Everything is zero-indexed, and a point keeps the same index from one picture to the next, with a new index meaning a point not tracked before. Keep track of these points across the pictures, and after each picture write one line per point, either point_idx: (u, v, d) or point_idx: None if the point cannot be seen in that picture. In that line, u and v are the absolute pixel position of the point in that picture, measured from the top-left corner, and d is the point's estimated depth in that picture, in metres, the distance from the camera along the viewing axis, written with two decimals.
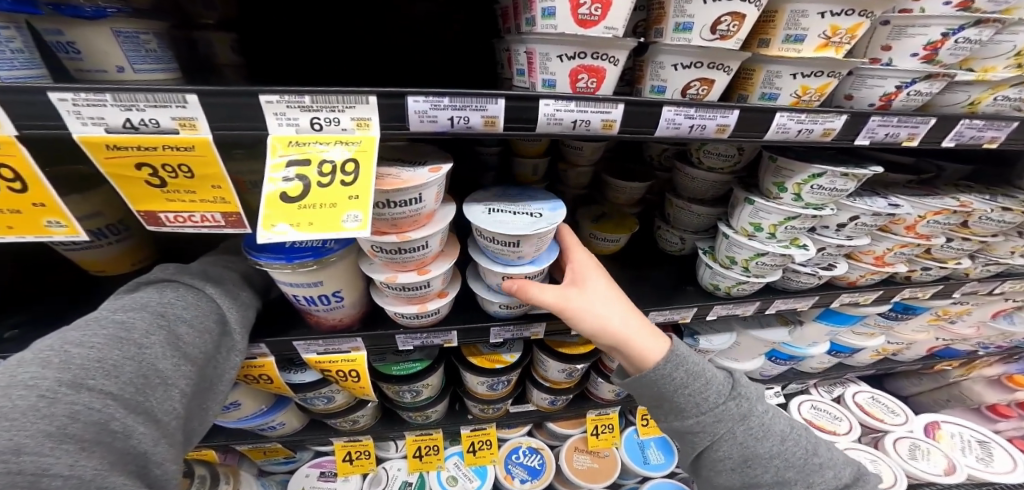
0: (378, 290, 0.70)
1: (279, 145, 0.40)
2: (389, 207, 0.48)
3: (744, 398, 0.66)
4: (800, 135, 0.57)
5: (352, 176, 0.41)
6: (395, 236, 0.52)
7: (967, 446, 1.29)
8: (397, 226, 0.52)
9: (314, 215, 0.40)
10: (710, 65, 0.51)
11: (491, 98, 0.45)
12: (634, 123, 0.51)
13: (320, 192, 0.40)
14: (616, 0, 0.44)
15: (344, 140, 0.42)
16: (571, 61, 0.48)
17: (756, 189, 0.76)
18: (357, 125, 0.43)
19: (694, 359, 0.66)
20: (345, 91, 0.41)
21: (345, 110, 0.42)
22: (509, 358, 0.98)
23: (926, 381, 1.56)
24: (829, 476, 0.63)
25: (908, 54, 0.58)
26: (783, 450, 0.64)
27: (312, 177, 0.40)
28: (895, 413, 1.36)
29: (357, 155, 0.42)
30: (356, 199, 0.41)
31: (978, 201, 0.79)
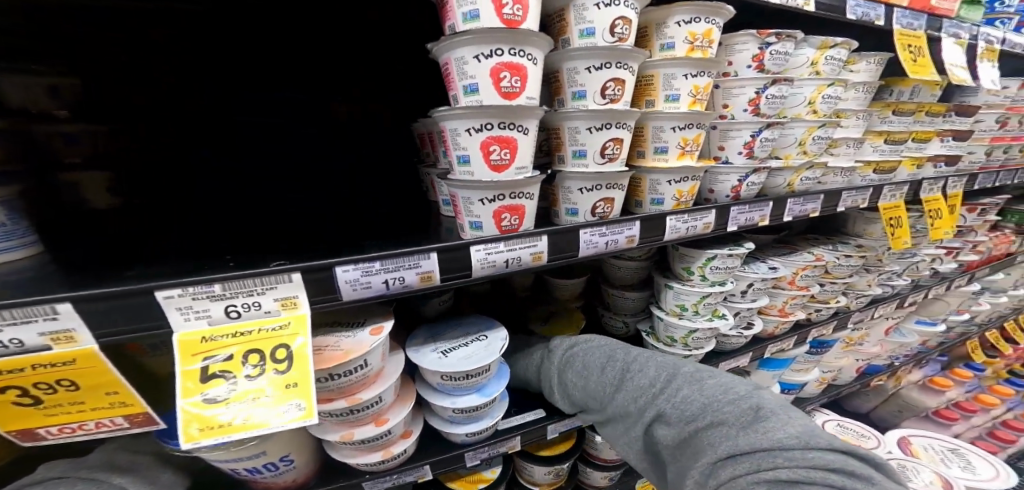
0: (332, 445, 0.61)
1: (194, 343, 0.38)
2: (334, 378, 0.47)
3: (622, 356, 0.69)
4: (689, 231, 0.68)
5: (284, 361, 0.40)
6: (344, 400, 0.49)
7: (946, 457, 1.33)
8: (344, 390, 0.50)
9: (245, 411, 0.37)
10: (608, 186, 0.59)
11: (423, 254, 0.47)
12: (558, 251, 0.57)
13: (250, 387, 0.38)
14: (520, 143, 0.50)
15: (269, 323, 0.41)
16: (492, 203, 0.51)
17: (672, 273, 0.87)
18: (281, 305, 0.41)
19: (522, 344, 0.85)
20: (263, 275, 0.40)
21: (266, 292, 0.40)
22: (491, 474, 0.87)
23: (874, 397, 1.78)
24: (700, 408, 0.54)
25: (737, 153, 0.71)
26: (674, 390, 0.59)
27: (236, 372, 0.39)
28: (866, 436, 1.38)
29: (286, 339, 0.40)
30: (294, 385, 0.39)
31: (827, 253, 0.97)
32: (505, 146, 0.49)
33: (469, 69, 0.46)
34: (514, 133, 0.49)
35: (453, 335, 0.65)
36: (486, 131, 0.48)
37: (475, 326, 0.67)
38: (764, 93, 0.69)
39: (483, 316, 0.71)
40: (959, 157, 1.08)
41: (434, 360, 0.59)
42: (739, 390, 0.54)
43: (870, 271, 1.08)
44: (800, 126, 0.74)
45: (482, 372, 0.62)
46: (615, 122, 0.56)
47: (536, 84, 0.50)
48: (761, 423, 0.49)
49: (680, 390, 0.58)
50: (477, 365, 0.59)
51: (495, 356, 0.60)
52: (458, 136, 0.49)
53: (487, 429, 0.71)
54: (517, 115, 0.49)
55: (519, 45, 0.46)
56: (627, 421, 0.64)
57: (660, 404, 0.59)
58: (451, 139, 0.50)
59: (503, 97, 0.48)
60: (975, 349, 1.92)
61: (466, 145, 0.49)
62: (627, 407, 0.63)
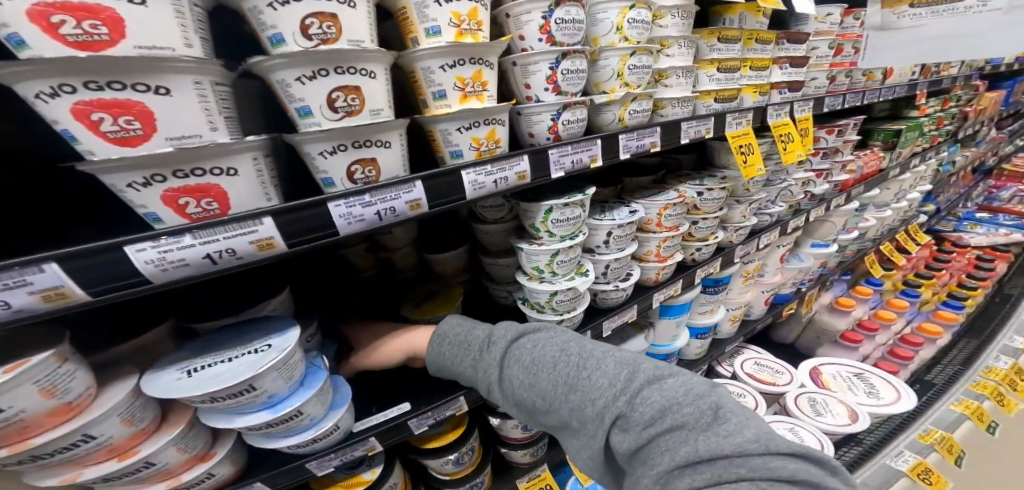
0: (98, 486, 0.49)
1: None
2: None
3: (572, 347, 0.57)
4: (500, 184, 0.58)
5: None
6: (2, 452, 0.37)
7: (853, 385, 1.34)
8: (5, 437, 0.37)
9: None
10: (356, 145, 0.47)
11: (21, 266, 0.31)
12: (299, 232, 0.43)
13: None
14: (160, 109, 0.34)
15: None
16: (153, 187, 0.36)
17: (526, 235, 0.78)
18: None
19: (455, 331, 0.67)
20: None
21: None
22: (370, 476, 0.74)
23: (795, 326, 1.84)
24: (660, 413, 0.48)
25: (543, 90, 0.63)
26: (632, 391, 0.50)
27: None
28: (779, 372, 1.40)
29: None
30: None
31: (690, 189, 0.93)
32: (123, 113, 0.32)
33: None
34: (138, 95, 0.32)
35: (225, 348, 0.51)
36: (69, 95, 0.31)
37: (261, 334, 0.54)
38: (552, 19, 0.60)
39: (281, 317, 0.57)
40: (801, 82, 1.08)
41: (171, 384, 0.46)
42: (698, 390, 0.50)
43: (743, 202, 1.07)
44: (614, 55, 0.68)
45: (248, 391, 0.49)
46: (333, 67, 0.43)
47: (166, 26, 0.33)
48: (724, 430, 0.45)
49: (641, 389, 0.50)
50: (229, 384, 0.46)
51: (256, 370, 0.47)
52: (36, 106, 0.32)
53: (319, 437, 0.60)
54: (131, 72, 0.32)
55: None
56: (579, 427, 0.53)
57: (623, 412, 0.50)
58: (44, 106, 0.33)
59: (77, 51, 0.30)
60: (872, 263, 2.04)
61: (58, 116, 0.32)
62: (582, 410, 0.52)
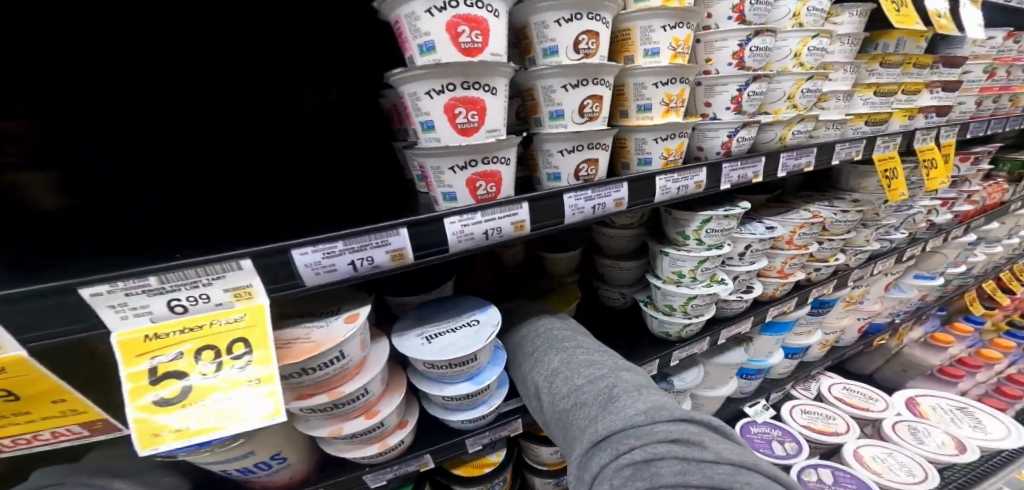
0: (323, 439, 0.55)
1: (136, 345, 0.33)
2: (307, 373, 0.42)
3: (523, 330, 0.67)
4: (681, 191, 0.64)
5: (242, 357, 0.36)
6: (325, 396, 0.45)
7: (956, 417, 1.30)
8: (325, 384, 0.45)
9: (202, 414, 0.34)
10: (590, 146, 0.54)
11: (391, 230, 0.43)
12: (542, 218, 0.52)
13: (207, 386, 0.34)
14: (489, 105, 0.45)
15: (221, 316, 0.36)
16: (464, 171, 0.47)
17: (666, 240, 0.83)
18: (234, 295, 0.36)
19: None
20: (208, 262, 0.35)
21: (213, 282, 0.35)
22: (497, 457, 0.81)
23: (877, 357, 1.77)
24: (572, 383, 0.53)
25: (724, 109, 0.66)
26: (557, 367, 0.57)
27: (191, 371, 0.35)
28: (874, 399, 1.36)
29: (243, 333, 0.36)
30: (255, 382, 0.35)
31: (824, 209, 0.93)
32: (472, 108, 0.44)
33: (422, 25, 0.41)
34: (481, 93, 0.44)
35: (444, 318, 0.60)
36: (449, 92, 0.43)
37: (466, 309, 0.62)
38: (748, 46, 0.64)
39: (474, 297, 0.65)
40: (949, 107, 1.05)
41: (418, 348, 0.54)
42: (602, 370, 0.53)
43: (869, 226, 1.06)
44: (789, 78, 0.70)
45: (470, 360, 0.56)
46: (592, 78, 0.51)
47: (501, 38, 0.45)
48: (616, 404, 0.47)
49: (555, 366, 0.57)
50: (462, 354, 0.54)
51: (485, 341, 0.55)
52: (419, 100, 0.44)
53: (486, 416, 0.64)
54: (482, 73, 0.43)
55: None
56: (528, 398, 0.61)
57: (538, 379, 0.59)
58: (411, 103, 0.45)
59: (463, 55, 0.42)
60: (973, 301, 1.92)
61: (429, 109, 0.44)
62: (516, 371, 0.65)
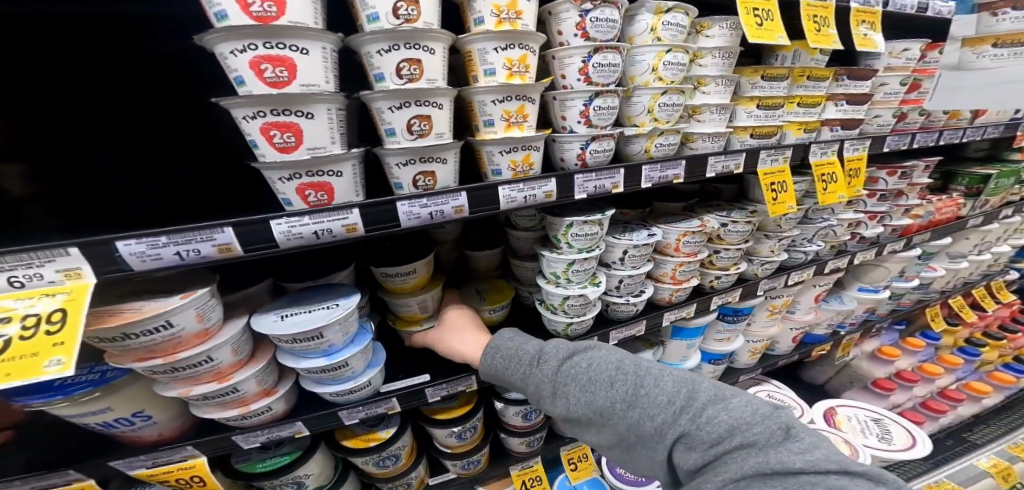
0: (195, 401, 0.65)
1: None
2: (132, 338, 0.52)
3: (634, 371, 0.66)
4: (528, 199, 0.71)
5: (58, 323, 0.43)
6: (162, 359, 0.54)
7: (867, 428, 1.34)
8: (161, 350, 0.55)
9: (12, 369, 0.41)
10: (421, 160, 0.63)
11: (215, 228, 0.51)
12: (374, 222, 0.60)
13: (25, 344, 0.42)
14: (305, 127, 0.53)
15: (52, 291, 0.45)
16: (292, 182, 0.56)
17: (550, 242, 0.90)
18: (66, 275, 0.46)
19: (509, 344, 0.77)
20: (40, 248, 0.44)
21: (47, 264, 0.45)
22: (385, 433, 0.89)
23: (828, 367, 1.83)
24: (740, 424, 0.57)
25: (577, 122, 0.73)
26: (697, 417, 0.59)
27: (14, 331, 0.42)
28: (792, 406, 1.41)
29: (65, 304, 0.44)
30: (61, 344, 0.42)
31: (713, 220, 0.98)
32: (286, 131, 0.52)
33: (231, 63, 0.49)
34: (295, 118, 0.52)
35: (309, 302, 0.69)
36: (261, 118, 0.51)
37: (332, 295, 0.71)
38: (590, 62, 0.70)
39: (347, 285, 0.73)
40: (857, 120, 1.07)
41: (270, 324, 0.64)
42: (754, 421, 0.57)
43: (770, 238, 1.09)
44: (645, 93, 0.76)
45: (317, 337, 0.65)
46: (414, 100, 0.58)
47: (317, 70, 0.52)
48: (797, 448, 0.53)
49: (707, 412, 0.59)
50: (305, 328, 0.62)
51: (328, 321, 0.64)
52: (241, 124, 0.52)
53: (353, 390, 0.74)
54: (294, 102, 0.51)
55: (277, 38, 0.48)
56: (646, 444, 0.62)
57: (683, 427, 0.59)
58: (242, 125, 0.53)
59: (272, 87, 0.50)
60: (934, 316, 1.91)
61: (251, 131, 0.52)
62: (630, 424, 0.63)
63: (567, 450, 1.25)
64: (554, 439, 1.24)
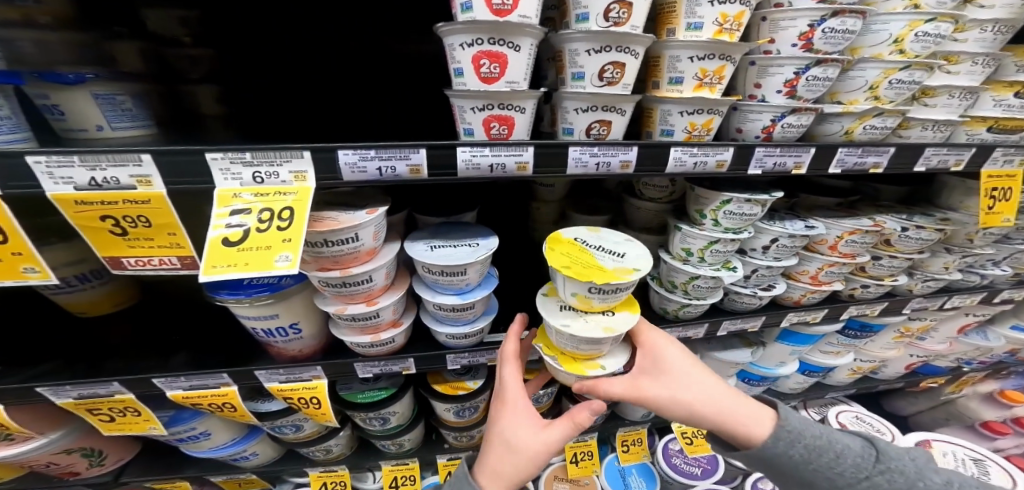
0: (335, 323, 0.73)
1: (227, 197, 0.46)
2: (327, 245, 0.55)
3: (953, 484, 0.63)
4: (697, 167, 0.64)
5: (289, 221, 0.46)
6: (338, 271, 0.58)
7: (962, 464, 1.21)
8: (340, 263, 0.58)
9: (250, 257, 0.44)
10: (604, 108, 0.59)
11: (413, 148, 0.53)
12: (545, 164, 0.59)
13: (258, 237, 0.45)
14: (511, 59, 0.53)
15: (283, 191, 0.48)
16: (481, 112, 0.56)
17: (686, 217, 0.83)
18: (295, 177, 0.49)
19: (813, 432, 0.66)
20: (282, 148, 0.47)
21: (284, 165, 0.48)
22: (472, 384, 0.98)
23: (921, 400, 1.68)
24: None
25: (775, 92, 0.64)
26: None
27: (252, 223, 0.45)
28: (881, 431, 1.29)
29: (294, 204, 0.47)
30: (289, 241, 0.45)
31: (891, 221, 0.85)
32: (495, 61, 0.53)
33: None
34: (505, 49, 0.52)
35: (451, 237, 0.71)
36: (478, 46, 0.52)
37: (472, 234, 0.72)
38: (821, 27, 0.59)
39: (484, 226, 0.75)
40: None
41: (421, 252, 0.67)
42: None
43: (953, 252, 0.95)
44: (877, 66, 0.64)
45: (460, 273, 0.67)
46: (615, 46, 0.55)
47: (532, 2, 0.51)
48: None
49: None
50: (454, 263, 0.64)
51: (473, 259, 0.65)
52: (454, 50, 0.54)
53: (468, 334, 0.78)
54: (509, 32, 0.51)
55: None
56: None
57: None
58: (449, 53, 0.55)
59: (495, 14, 0.50)
60: None
61: (461, 59, 0.54)
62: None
63: (623, 432, 1.29)
64: (613, 419, 1.29)
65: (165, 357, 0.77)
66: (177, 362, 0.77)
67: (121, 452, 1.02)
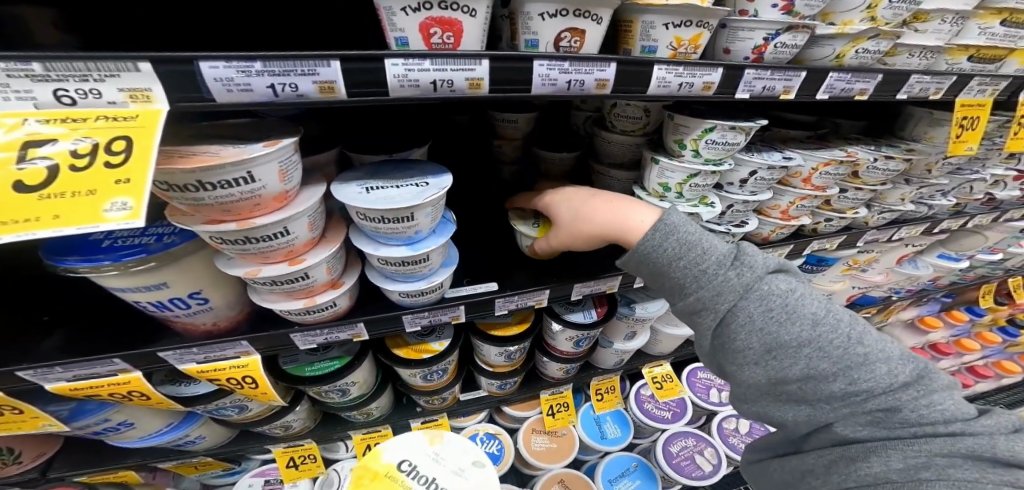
0: (253, 288, 0.60)
1: (10, 120, 0.32)
2: (205, 190, 0.42)
3: (749, 268, 0.59)
4: (681, 89, 0.56)
5: (121, 155, 0.34)
6: (235, 224, 0.45)
7: None
8: (235, 212, 0.45)
9: (62, 205, 0.32)
10: (575, 13, 0.48)
11: (320, 59, 0.39)
12: (503, 80, 0.47)
13: (74, 178, 0.33)
14: (466, 26, 0.45)
15: (110, 114, 0.35)
16: (417, 14, 0.43)
17: (662, 150, 0.75)
18: (129, 96, 0.35)
19: (688, 229, 0.61)
20: (98, 56, 0.33)
21: (105, 79, 0.34)
22: (438, 346, 0.89)
23: None
24: (879, 372, 0.54)
25: (771, 6, 0.56)
26: (815, 338, 0.56)
27: (60, 157, 0.33)
28: None
29: (129, 133, 0.35)
30: (125, 183, 0.33)
31: (863, 152, 0.82)
32: (448, 29, 0.44)
33: None
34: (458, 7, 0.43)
35: (392, 176, 0.58)
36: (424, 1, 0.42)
37: (421, 172, 0.59)
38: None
39: (435, 163, 0.62)
40: None
41: (355, 196, 0.54)
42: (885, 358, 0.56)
43: (911, 183, 0.96)
44: None
45: (406, 219, 0.55)
46: None
47: None
48: (831, 382, 0.55)
49: (844, 346, 0.55)
50: (398, 207, 0.52)
51: (419, 201, 0.53)
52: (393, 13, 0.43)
53: (424, 291, 0.68)
54: None
55: None
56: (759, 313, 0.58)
57: (807, 357, 0.55)
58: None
59: None
60: (986, 293, 1.79)
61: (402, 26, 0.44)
62: (857, 395, 0.54)
63: (596, 381, 1.30)
64: (586, 368, 1.27)
65: (36, 343, 0.61)
66: (51, 349, 0.60)
67: (41, 448, 0.84)
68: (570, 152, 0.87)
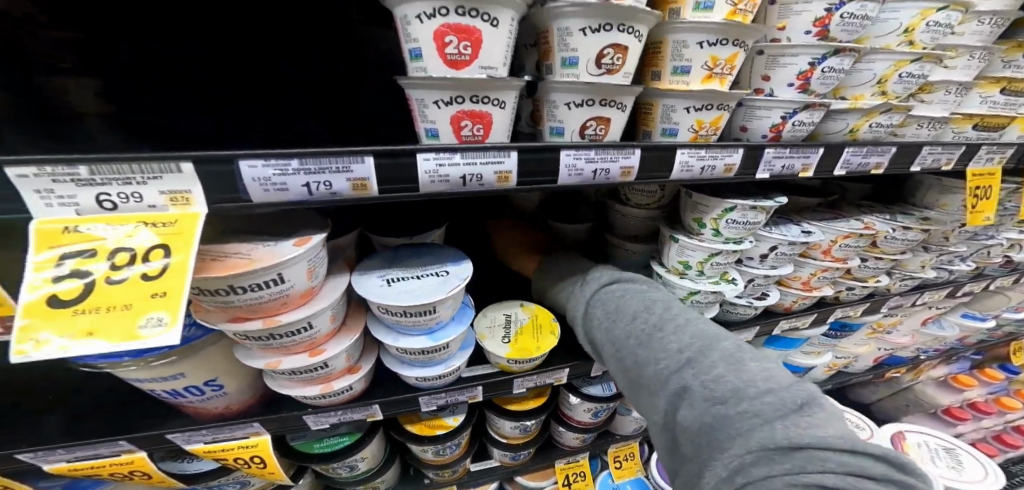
0: (270, 374, 0.58)
1: (53, 232, 0.32)
2: (236, 293, 0.41)
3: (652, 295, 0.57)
4: (703, 172, 0.56)
5: (157, 266, 0.34)
6: (261, 322, 0.44)
7: (935, 454, 1.22)
8: (261, 310, 0.45)
9: (95, 321, 0.32)
10: (602, 102, 0.49)
11: (355, 157, 0.40)
12: (529, 173, 0.48)
13: (109, 291, 0.33)
14: (496, 118, 0.46)
15: (148, 219, 0.35)
16: (449, 106, 0.44)
17: (680, 226, 0.75)
18: (169, 199, 0.36)
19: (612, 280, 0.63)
20: (144, 159, 0.34)
21: (147, 182, 0.34)
22: (453, 422, 0.84)
23: (882, 387, 1.70)
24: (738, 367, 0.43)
25: (785, 85, 0.58)
26: (671, 347, 0.47)
27: (99, 272, 0.33)
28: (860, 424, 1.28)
29: (166, 239, 0.35)
30: (160, 296, 0.33)
31: (879, 222, 0.82)
32: (478, 122, 0.45)
33: (412, 31, 0.41)
34: (489, 107, 0.45)
35: (412, 265, 0.58)
36: (457, 105, 0.44)
37: (440, 258, 0.59)
38: (838, 12, 0.54)
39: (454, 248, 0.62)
40: None
41: (375, 289, 0.53)
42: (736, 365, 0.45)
43: (930, 250, 0.95)
44: (886, 58, 0.60)
45: (426, 312, 0.54)
46: (617, 24, 0.45)
47: None
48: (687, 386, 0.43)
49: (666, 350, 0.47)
50: (420, 303, 0.51)
51: (443, 294, 0.52)
52: (426, 107, 0.44)
53: (443, 376, 0.65)
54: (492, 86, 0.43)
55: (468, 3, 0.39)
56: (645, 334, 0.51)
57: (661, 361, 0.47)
58: (418, 107, 0.45)
59: None
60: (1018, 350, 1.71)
61: (434, 118, 0.45)
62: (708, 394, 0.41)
63: (613, 448, 1.21)
64: (604, 437, 1.19)
65: (41, 423, 0.58)
66: (57, 429, 0.57)
67: None
68: (584, 223, 0.87)
